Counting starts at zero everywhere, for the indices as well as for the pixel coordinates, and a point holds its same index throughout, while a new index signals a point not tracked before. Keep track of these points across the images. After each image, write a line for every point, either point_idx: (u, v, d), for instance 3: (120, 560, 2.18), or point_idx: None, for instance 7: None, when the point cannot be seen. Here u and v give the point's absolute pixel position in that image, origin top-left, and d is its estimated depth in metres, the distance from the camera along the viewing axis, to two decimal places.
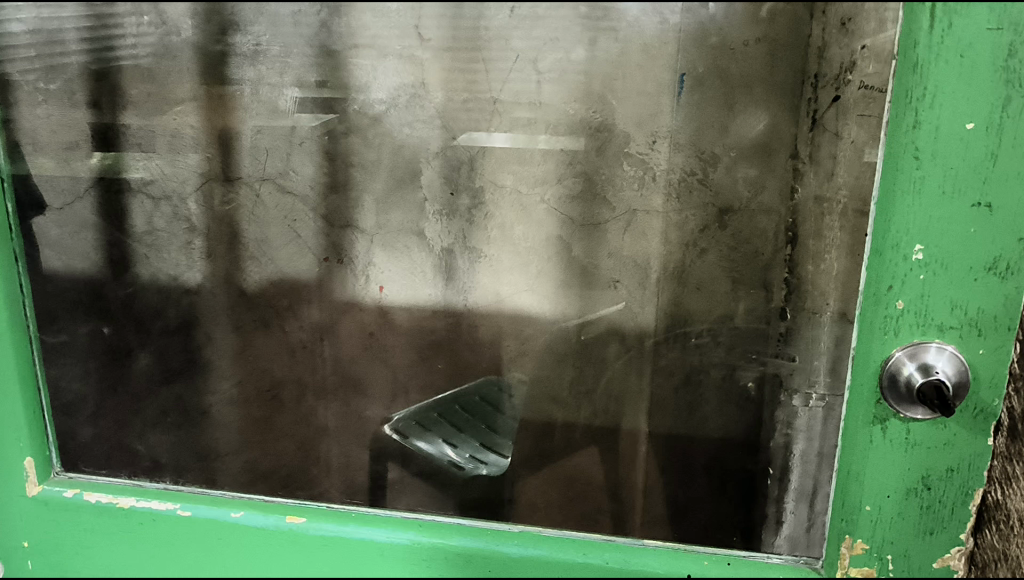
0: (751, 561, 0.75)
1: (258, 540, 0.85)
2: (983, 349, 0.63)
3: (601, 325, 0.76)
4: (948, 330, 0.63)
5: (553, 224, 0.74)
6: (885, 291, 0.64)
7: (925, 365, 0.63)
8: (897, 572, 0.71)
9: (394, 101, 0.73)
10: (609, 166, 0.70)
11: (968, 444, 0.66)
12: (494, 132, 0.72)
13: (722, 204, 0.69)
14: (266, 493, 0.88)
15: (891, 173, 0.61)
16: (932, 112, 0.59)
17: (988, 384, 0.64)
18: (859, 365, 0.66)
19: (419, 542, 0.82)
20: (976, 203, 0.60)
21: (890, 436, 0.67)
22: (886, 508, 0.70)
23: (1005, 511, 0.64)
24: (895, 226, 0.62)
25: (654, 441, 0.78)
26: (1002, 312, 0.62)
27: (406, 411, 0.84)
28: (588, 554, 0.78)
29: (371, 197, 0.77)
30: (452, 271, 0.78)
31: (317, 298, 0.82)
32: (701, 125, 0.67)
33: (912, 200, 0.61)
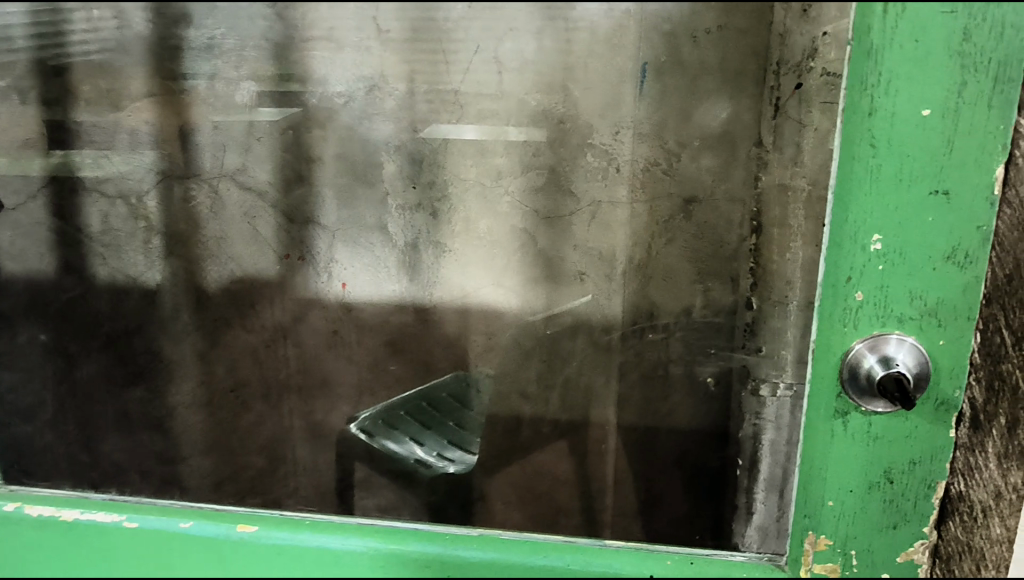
0: (714, 559, 0.72)
1: (207, 552, 0.79)
2: (943, 339, 0.61)
3: (568, 318, 0.75)
4: (908, 321, 0.61)
5: (518, 217, 0.73)
6: (843, 282, 0.61)
7: (886, 357, 0.61)
8: (860, 566, 0.69)
9: (353, 94, 0.72)
10: (573, 158, 0.70)
11: (930, 435, 0.64)
12: (462, 123, 0.71)
13: (687, 194, 0.69)
14: (215, 502, 0.82)
15: (847, 162, 0.58)
16: (888, 98, 0.56)
17: (948, 374, 0.62)
18: (819, 356, 0.63)
19: (376, 549, 0.76)
20: (934, 191, 0.58)
21: (851, 429, 0.65)
22: (848, 503, 0.67)
23: (968, 503, 0.66)
24: (852, 217, 0.59)
25: (623, 433, 0.79)
26: (961, 301, 0.60)
27: (373, 410, 0.83)
28: (547, 555, 0.74)
29: (333, 189, 0.76)
30: (416, 267, 0.77)
31: (279, 296, 0.81)
32: (664, 115, 0.67)
33: (869, 189, 0.58)
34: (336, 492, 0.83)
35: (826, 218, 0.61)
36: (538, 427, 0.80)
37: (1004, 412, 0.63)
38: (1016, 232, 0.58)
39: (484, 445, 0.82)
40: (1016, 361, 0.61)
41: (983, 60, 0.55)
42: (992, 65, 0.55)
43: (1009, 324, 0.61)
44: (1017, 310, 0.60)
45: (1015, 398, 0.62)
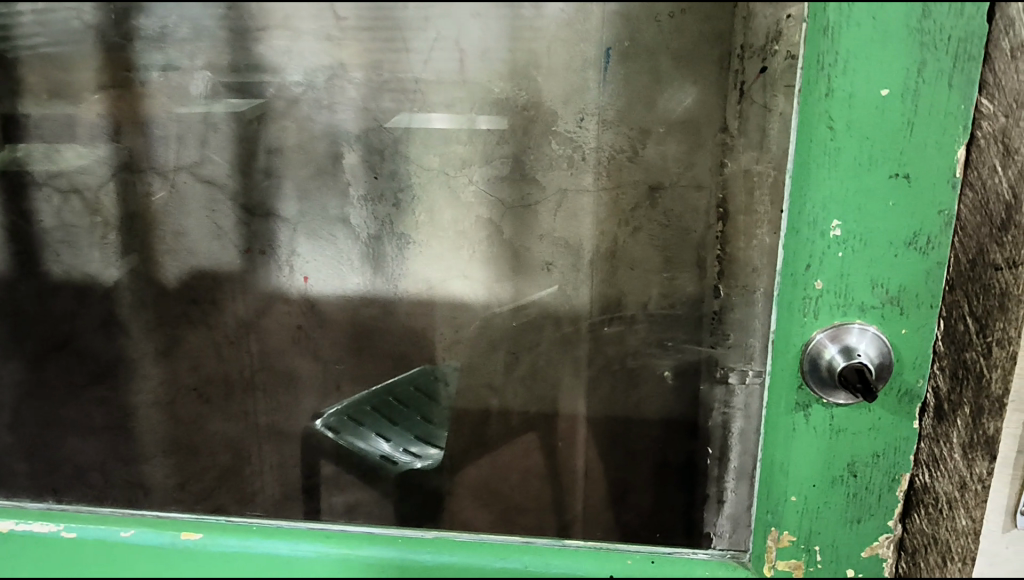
0: (675, 557, 0.72)
1: (154, 559, 0.80)
2: (905, 328, 0.61)
3: (534, 309, 0.74)
4: (871, 308, 0.61)
5: (483, 207, 0.72)
6: (803, 270, 0.61)
7: (846, 347, 0.61)
8: (824, 562, 0.69)
9: (310, 83, 0.70)
10: (537, 146, 0.68)
11: (893, 428, 0.64)
12: (433, 113, 0.69)
13: (653, 181, 0.67)
14: (158, 510, 0.82)
15: (805, 146, 0.58)
16: (845, 78, 0.56)
17: (911, 366, 0.62)
18: (779, 350, 0.63)
19: (326, 554, 0.77)
20: (894, 175, 0.58)
21: (813, 423, 0.65)
22: (812, 498, 0.67)
23: (933, 495, 0.65)
24: (812, 202, 0.59)
25: (593, 425, 0.77)
26: (924, 288, 0.60)
27: (339, 405, 0.81)
28: (502, 558, 0.75)
29: (293, 183, 0.74)
30: (380, 260, 0.75)
31: (240, 291, 0.79)
32: (629, 102, 0.66)
33: (827, 174, 0.58)
34: (303, 491, 0.82)
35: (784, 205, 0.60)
36: (507, 421, 0.79)
37: (968, 401, 0.62)
38: (979, 215, 0.58)
39: (453, 440, 0.81)
40: (979, 350, 0.61)
41: (944, 37, 0.54)
42: (951, 43, 0.55)
43: (972, 311, 0.60)
44: (981, 297, 0.59)
45: (979, 388, 0.62)
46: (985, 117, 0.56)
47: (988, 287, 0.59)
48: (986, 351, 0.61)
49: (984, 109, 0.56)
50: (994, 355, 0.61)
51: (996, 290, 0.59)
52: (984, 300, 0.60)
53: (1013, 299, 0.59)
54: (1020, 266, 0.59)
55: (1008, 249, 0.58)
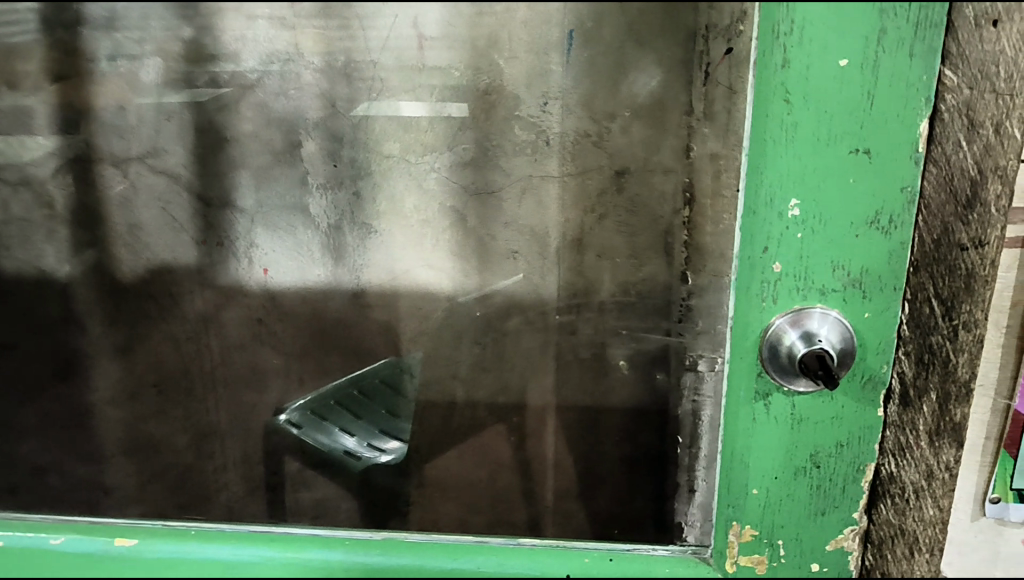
0: (634, 555, 0.70)
1: (88, 565, 0.77)
2: (868, 312, 0.59)
3: (499, 299, 0.73)
4: (833, 292, 0.58)
5: (445, 195, 0.70)
6: (760, 254, 0.58)
7: (808, 332, 0.59)
8: (788, 557, 0.67)
9: (266, 69, 0.67)
10: (500, 132, 0.67)
11: (857, 416, 0.62)
12: (403, 101, 0.67)
13: (620, 165, 0.66)
14: (91, 514, 0.79)
15: (761, 120, 0.55)
16: (801, 48, 0.53)
17: (875, 351, 0.60)
18: (738, 337, 0.60)
19: (270, 559, 0.74)
20: (855, 150, 0.55)
21: (773, 413, 0.62)
22: (773, 492, 0.64)
23: (900, 484, 0.64)
24: (769, 180, 0.56)
25: (561, 415, 0.76)
26: (887, 270, 0.58)
27: (302, 400, 0.79)
28: (455, 559, 0.73)
29: (249, 172, 0.72)
30: (340, 249, 0.73)
31: (199, 285, 0.76)
32: (594, 85, 0.64)
33: (785, 150, 0.55)
34: (267, 488, 0.79)
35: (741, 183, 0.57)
36: (473, 414, 0.78)
37: (934, 387, 0.60)
38: (943, 193, 0.55)
39: (420, 434, 0.79)
40: (945, 334, 0.58)
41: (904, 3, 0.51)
42: (912, 9, 0.52)
43: (937, 293, 0.58)
44: (946, 278, 0.57)
45: (946, 373, 0.60)
46: (950, 89, 0.53)
47: (954, 268, 0.57)
48: (952, 335, 0.58)
49: (949, 80, 0.53)
50: (961, 339, 0.58)
51: (962, 271, 0.57)
52: (949, 281, 0.57)
53: (978, 280, 0.57)
54: (986, 246, 0.56)
55: (974, 228, 0.56)
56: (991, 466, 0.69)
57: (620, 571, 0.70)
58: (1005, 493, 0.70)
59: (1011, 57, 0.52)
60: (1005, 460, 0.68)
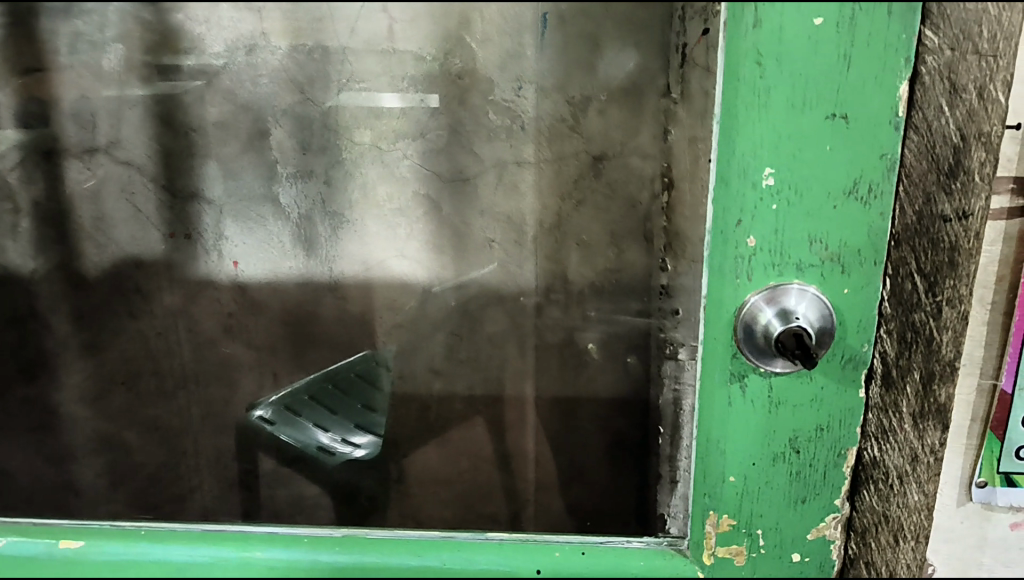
0: (607, 547, 0.67)
1: (29, 568, 0.71)
2: (847, 288, 0.57)
3: (475, 288, 0.71)
4: (810, 268, 0.56)
5: (418, 181, 0.68)
6: (733, 227, 0.56)
7: (784, 310, 0.57)
8: (768, 547, 0.65)
9: (231, 55, 0.65)
10: (474, 117, 0.65)
11: (838, 400, 0.60)
12: (379, 92, 0.65)
13: (597, 150, 0.65)
14: (36, 516, 0.73)
15: (731, 85, 0.52)
16: (774, 7, 0.51)
17: (855, 330, 0.58)
18: (712, 315, 0.58)
19: (224, 560, 0.69)
20: (831, 116, 0.53)
21: (750, 395, 0.60)
22: (751, 479, 0.62)
23: (883, 469, 0.62)
24: (742, 149, 0.54)
25: (541, 406, 0.75)
26: (866, 244, 0.56)
27: (276, 396, 0.77)
28: (422, 556, 0.68)
29: (217, 162, 0.70)
30: (312, 239, 0.71)
31: (167, 279, 0.75)
32: (569, 68, 0.62)
33: (759, 117, 0.53)
34: (242, 486, 0.78)
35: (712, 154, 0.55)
36: (450, 407, 0.76)
37: (918, 366, 0.59)
38: (925, 161, 0.53)
39: (397, 428, 0.77)
40: (928, 310, 0.57)
41: None
42: None
43: (919, 268, 0.56)
44: (929, 252, 0.55)
45: (929, 351, 0.58)
46: (930, 51, 0.51)
47: (937, 241, 0.55)
48: (936, 311, 0.57)
49: (929, 41, 0.51)
50: (944, 315, 0.57)
51: (945, 244, 0.55)
52: (932, 255, 0.55)
53: (961, 254, 0.55)
54: (969, 218, 0.54)
55: (957, 199, 0.54)
56: (978, 448, 0.68)
57: (595, 565, 0.67)
58: (992, 477, 0.68)
59: (994, 16, 0.51)
60: (992, 442, 0.67)
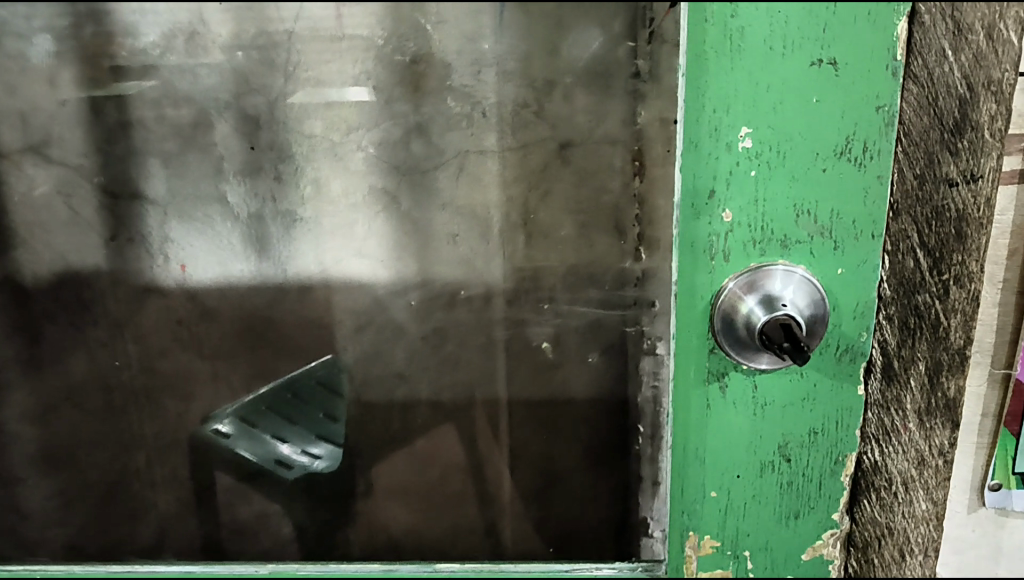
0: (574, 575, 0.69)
1: None
2: (841, 268, 0.58)
3: (439, 285, 0.67)
4: (799, 243, 0.58)
5: (376, 174, 0.64)
6: (708, 198, 0.57)
7: (768, 297, 0.57)
8: (754, 565, 0.67)
9: (169, 44, 0.61)
10: (431, 105, 0.61)
11: (828, 394, 0.61)
12: (333, 87, 0.62)
13: (564, 136, 0.61)
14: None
15: (698, 31, 0.54)
16: None
17: (851, 316, 0.59)
18: (683, 306, 0.60)
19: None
20: (817, 62, 0.53)
21: (730, 398, 0.62)
22: (733, 492, 0.65)
23: (886, 475, 0.63)
24: (719, 107, 0.55)
25: (515, 409, 0.70)
26: (862, 213, 0.56)
27: (232, 407, 0.71)
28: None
29: (157, 158, 0.64)
30: (264, 240, 0.66)
31: (110, 290, 0.68)
32: (531, 50, 0.59)
33: (732, 68, 0.54)
34: (198, 503, 0.74)
35: (679, 111, 0.56)
36: (415, 414, 0.71)
37: (922, 356, 0.59)
38: (925, 116, 0.54)
39: (361, 438, 0.73)
40: (934, 291, 0.57)
41: None
42: None
43: (923, 243, 0.56)
44: (932, 223, 0.56)
45: (936, 338, 0.58)
46: None
47: (941, 211, 0.55)
48: (943, 292, 0.57)
49: None
50: (951, 296, 0.57)
51: (951, 213, 0.55)
52: (936, 228, 0.56)
53: (970, 224, 0.55)
54: (978, 180, 0.54)
55: (963, 159, 0.54)
56: (990, 447, 0.65)
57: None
58: (1006, 479, 0.66)
59: None
60: (1006, 440, 0.64)
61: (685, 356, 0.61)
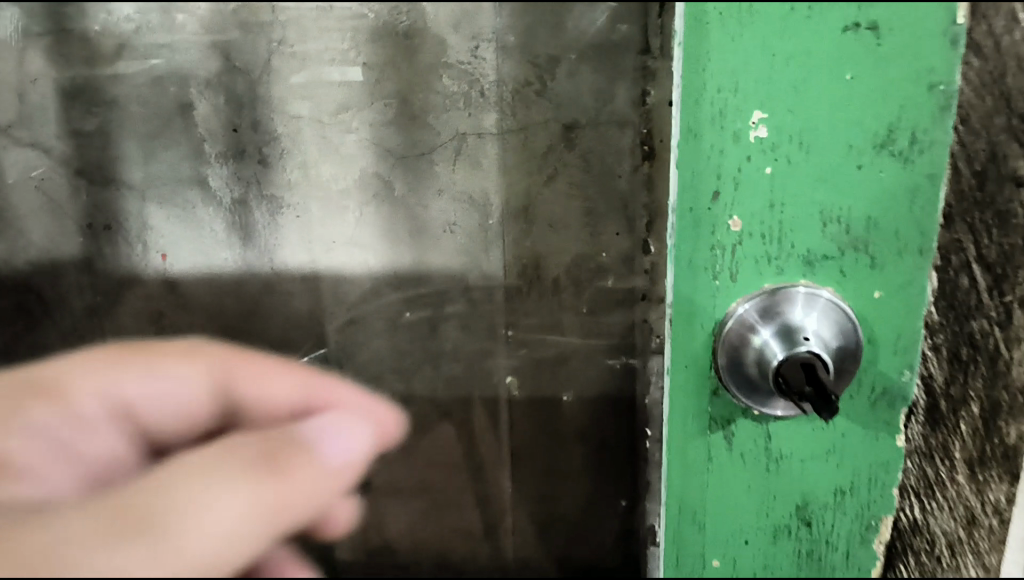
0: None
1: None
2: (879, 292, 0.54)
3: (436, 278, 0.63)
4: (825, 260, 0.54)
5: (368, 159, 0.59)
6: (712, 202, 0.53)
7: (789, 327, 0.54)
8: None
9: (144, 18, 0.60)
10: (425, 83, 0.57)
11: (856, 448, 0.58)
12: (320, 62, 0.58)
13: (569, 117, 0.56)
14: None
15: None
16: None
17: (889, 350, 0.55)
18: (681, 343, 0.58)
19: None
20: (852, 26, 0.47)
21: (738, 452, 0.60)
22: (740, 559, 0.63)
23: (929, 534, 0.58)
24: (732, 89, 0.50)
25: (517, 406, 0.67)
26: (906, 222, 0.52)
27: None
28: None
29: (135, 139, 0.61)
30: (249, 227, 0.62)
31: (87, 279, 0.64)
32: (532, 23, 0.55)
33: (739, 36, 0.49)
34: None
35: (675, 89, 0.52)
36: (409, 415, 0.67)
37: (976, 393, 0.53)
38: (985, 98, 0.47)
39: None
40: (993, 316, 0.50)
41: None
42: None
43: (981, 256, 0.50)
44: (996, 231, 0.49)
45: (993, 372, 0.52)
46: None
47: (1007, 217, 0.49)
48: (1004, 316, 0.50)
49: None
50: (1015, 325, 0.50)
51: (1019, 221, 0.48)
52: (997, 238, 0.49)
53: None
54: None
55: None
56: None
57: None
58: None
59: None
60: None
61: (683, 400, 0.59)
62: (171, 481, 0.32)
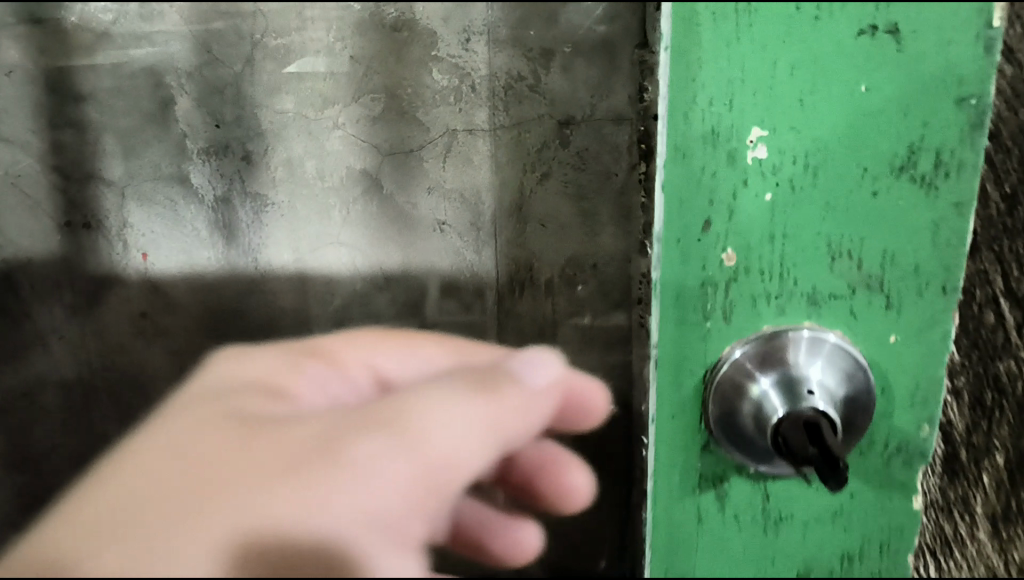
0: None
1: None
2: (892, 336, 0.53)
3: (426, 281, 0.58)
4: (833, 299, 0.53)
5: (355, 156, 0.57)
6: (705, 230, 0.52)
7: (791, 378, 0.53)
8: None
9: (122, 9, 0.58)
10: (413, 76, 0.55)
11: (856, 507, 0.58)
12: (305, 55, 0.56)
13: (564, 112, 0.54)
14: None
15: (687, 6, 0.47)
16: None
17: (904, 404, 0.55)
18: (677, 382, 0.57)
19: None
20: (870, 28, 0.45)
21: (740, 518, 0.61)
22: None
23: None
24: (731, 105, 0.48)
25: None
26: (924, 252, 0.50)
27: None
28: None
29: (114, 136, 0.59)
30: (232, 226, 0.60)
31: (67, 278, 0.62)
32: (523, 16, 0.53)
33: (735, 41, 0.47)
34: None
35: (661, 102, 0.49)
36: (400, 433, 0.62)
37: (1001, 442, 0.52)
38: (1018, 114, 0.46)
39: None
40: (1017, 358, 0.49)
41: None
42: None
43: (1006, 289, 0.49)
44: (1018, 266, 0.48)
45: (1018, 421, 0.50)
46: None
47: None
48: None
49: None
50: None
51: None
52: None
53: None
54: None
55: None
56: None
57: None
58: None
59: None
60: None
61: (668, 455, 0.59)
62: (322, 462, 0.39)
